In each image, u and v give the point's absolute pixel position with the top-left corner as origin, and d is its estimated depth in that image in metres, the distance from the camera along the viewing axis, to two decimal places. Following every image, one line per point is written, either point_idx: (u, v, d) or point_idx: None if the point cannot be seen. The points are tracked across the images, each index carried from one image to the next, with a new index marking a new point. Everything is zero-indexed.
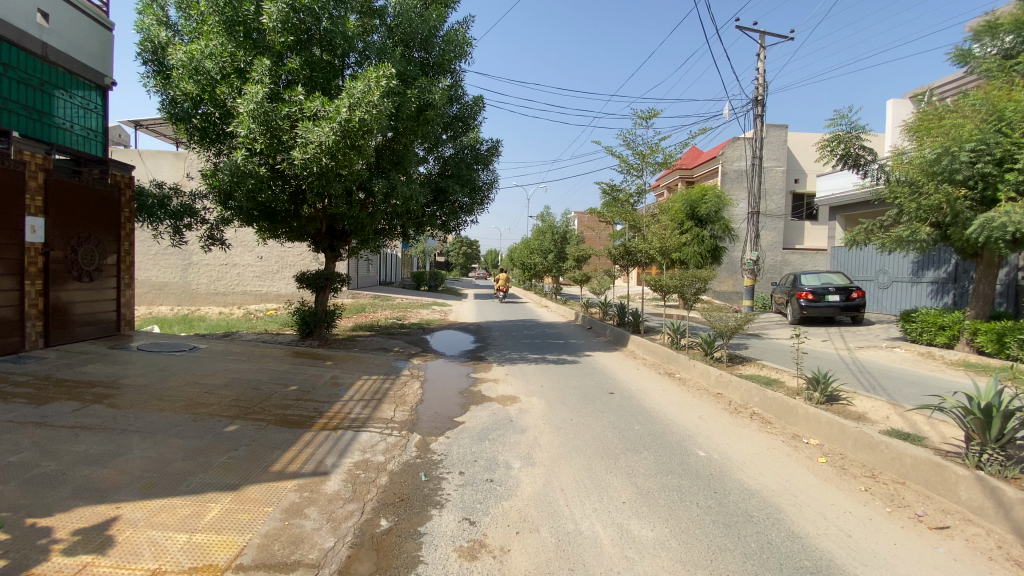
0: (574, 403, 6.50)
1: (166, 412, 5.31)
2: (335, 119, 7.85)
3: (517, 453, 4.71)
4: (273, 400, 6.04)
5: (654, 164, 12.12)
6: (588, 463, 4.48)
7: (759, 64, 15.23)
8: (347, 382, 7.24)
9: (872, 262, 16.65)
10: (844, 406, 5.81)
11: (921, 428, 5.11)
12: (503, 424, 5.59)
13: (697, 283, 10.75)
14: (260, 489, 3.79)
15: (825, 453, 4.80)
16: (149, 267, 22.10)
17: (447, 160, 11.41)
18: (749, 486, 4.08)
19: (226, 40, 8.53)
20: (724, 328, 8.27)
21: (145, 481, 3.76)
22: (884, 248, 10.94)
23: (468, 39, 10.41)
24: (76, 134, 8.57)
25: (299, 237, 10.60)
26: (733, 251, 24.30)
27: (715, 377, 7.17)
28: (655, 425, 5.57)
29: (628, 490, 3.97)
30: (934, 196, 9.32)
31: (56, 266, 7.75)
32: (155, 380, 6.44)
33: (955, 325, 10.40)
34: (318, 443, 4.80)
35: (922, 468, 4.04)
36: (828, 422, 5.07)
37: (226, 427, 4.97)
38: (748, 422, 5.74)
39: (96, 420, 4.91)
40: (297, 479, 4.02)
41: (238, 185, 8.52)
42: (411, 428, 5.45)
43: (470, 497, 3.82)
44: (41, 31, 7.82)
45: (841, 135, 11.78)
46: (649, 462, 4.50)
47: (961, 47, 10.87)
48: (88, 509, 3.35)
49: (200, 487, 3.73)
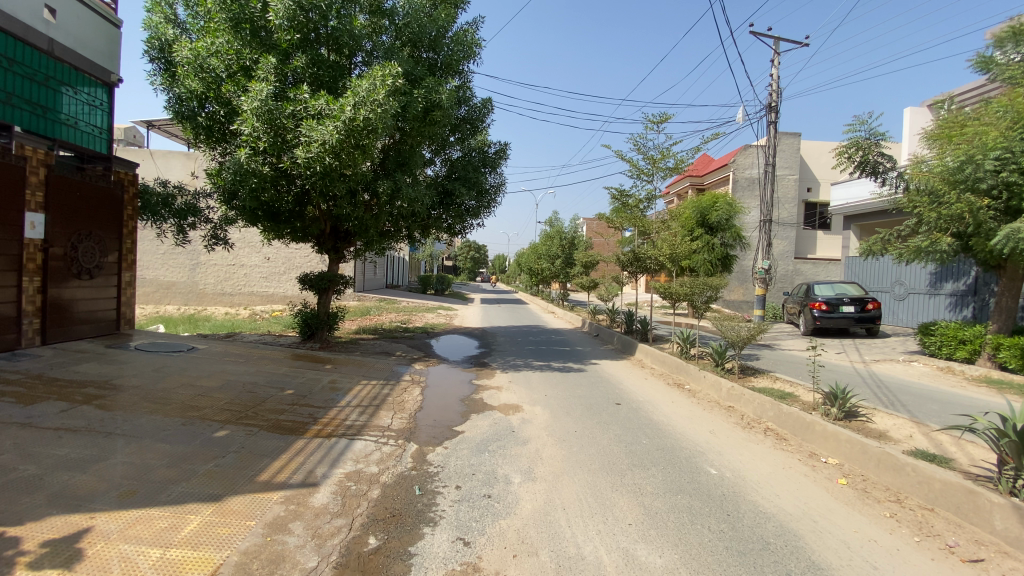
0: (579, 413, 6.25)
1: (156, 415, 5.12)
2: (340, 118, 7.69)
3: (518, 467, 4.48)
4: (268, 405, 5.84)
5: (665, 169, 11.87)
6: (592, 479, 4.25)
7: (774, 70, 14.98)
8: (346, 386, 7.03)
9: (887, 273, 16.30)
10: (864, 423, 5.56)
11: (948, 449, 4.85)
12: (504, 435, 5.37)
13: (708, 291, 10.42)
14: (243, 501, 3.57)
15: (845, 474, 4.53)
16: (157, 265, 22.13)
17: (454, 162, 11.27)
18: (764, 509, 3.82)
19: (233, 37, 8.42)
20: (736, 338, 7.98)
21: (124, 489, 3.56)
22: (903, 258, 10.69)
23: (477, 40, 10.25)
24: (80, 130, 8.47)
25: (303, 238, 10.44)
26: (745, 259, 23.84)
27: (727, 390, 6.88)
28: (664, 439, 5.30)
29: (636, 510, 3.73)
30: (956, 205, 9.03)
31: (55, 263, 7.63)
32: (148, 381, 6.25)
33: (976, 339, 10.06)
34: (310, 451, 4.59)
35: (952, 493, 3.79)
36: (848, 440, 4.80)
37: (215, 433, 4.77)
38: (762, 438, 5.46)
39: (82, 422, 4.73)
40: (284, 490, 3.80)
41: (241, 184, 8.40)
42: (408, 437, 5.23)
43: (466, 515, 3.59)
44: (47, 27, 7.77)
45: (861, 142, 11.40)
46: (657, 480, 4.24)
47: (984, 53, 10.57)
48: (61, 518, 3.16)
49: (181, 497, 3.52)
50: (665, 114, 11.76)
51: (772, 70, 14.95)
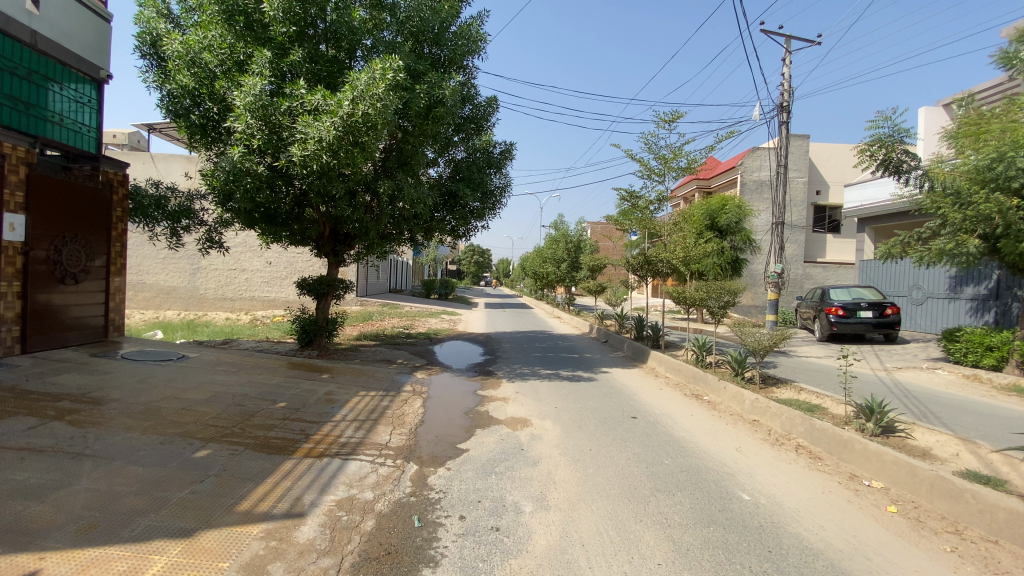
0: (593, 428, 5.79)
1: (133, 432, 4.70)
2: (337, 113, 7.30)
3: (528, 493, 4.02)
4: (256, 420, 5.41)
5: (677, 169, 11.43)
6: (612, 507, 3.80)
7: (785, 69, 14.56)
8: (342, 399, 6.59)
9: (904, 276, 15.79)
10: (904, 440, 5.11)
11: (1001, 470, 4.41)
12: (512, 454, 4.93)
13: (724, 296, 9.93)
14: (218, 536, 3.13)
15: (894, 500, 4.06)
16: (157, 270, 21.78)
17: (459, 163, 10.87)
18: (810, 544, 3.36)
19: (226, 31, 8.08)
20: (757, 346, 7.50)
21: (83, 523, 3.14)
22: (924, 261, 10.24)
23: (481, 34, 9.86)
24: (67, 128, 8.10)
25: (301, 241, 10.03)
26: (755, 263, 23.35)
27: (751, 403, 6.41)
28: (689, 459, 4.83)
29: (664, 546, 3.27)
30: (985, 205, 8.51)
31: (37, 267, 7.25)
32: (130, 394, 5.82)
33: (1004, 346, 9.56)
34: (299, 474, 4.15)
35: (1022, 525, 3.33)
36: (893, 462, 4.35)
37: (196, 453, 4.35)
38: (794, 456, 4.99)
39: (50, 441, 4.30)
40: (265, 522, 3.35)
41: (236, 184, 8.00)
42: (408, 456, 4.79)
43: (471, 553, 3.15)
44: (29, 18, 7.38)
45: (883, 139, 10.92)
46: (685, 508, 3.79)
47: (1006, 49, 10.12)
48: (3, 559, 2.74)
49: (146, 533, 3.09)
50: (676, 112, 11.32)
51: (783, 69, 14.53)
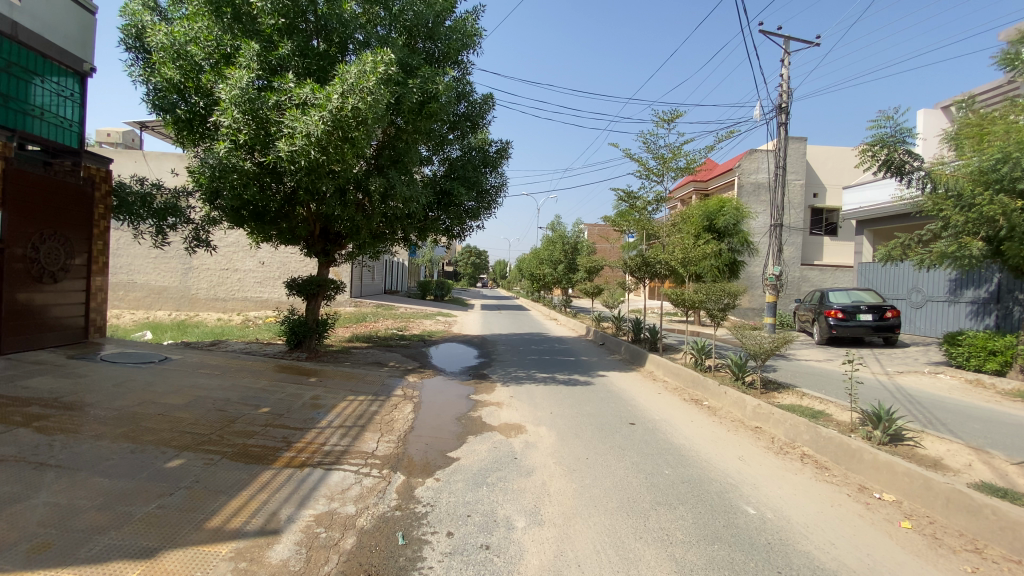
0: (590, 436, 5.55)
1: (104, 440, 4.43)
2: (325, 107, 7.05)
3: (521, 506, 3.79)
4: (236, 427, 5.15)
5: (676, 168, 11.24)
6: (611, 523, 3.56)
7: (784, 70, 14.37)
8: (329, 403, 6.34)
9: (904, 279, 15.62)
10: (913, 449, 4.90)
11: (1016, 482, 4.20)
12: (504, 463, 4.69)
13: (724, 298, 9.71)
14: (182, 557, 2.88)
15: (908, 515, 3.84)
16: (148, 269, 21.41)
17: (453, 161, 10.64)
18: (822, 564, 3.14)
19: (213, 23, 7.84)
20: (758, 349, 7.27)
21: (36, 542, 2.88)
22: (926, 264, 10.06)
23: (476, 29, 9.63)
24: (51, 123, 7.84)
25: (291, 240, 9.77)
26: (752, 265, 23.21)
27: (753, 409, 6.19)
28: (690, 469, 4.61)
29: (665, 567, 3.04)
30: (988, 207, 8.27)
31: (14, 266, 6.97)
32: (105, 398, 5.55)
33: (1007, 350, 9.36)
34: (277, 486, 3.90)
35: None
36: (906, 473, 4.13)
37: (168, 463, 4.09)
38: (800, 466, 4.77)
39: (12, 450, 4.03)
40: (236, 541, 3.10)
41: (222, 180, 7.75)
42: (394, 466, 4.54)
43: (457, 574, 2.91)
44: (11, 9, 7.11)
45: (885, 139, 10.75)
46: (687, 524, 3.56)
47: (1007, 50, 9.93)
48: None
49: (104, 553, 2.84)
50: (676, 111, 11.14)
51: (783, 70, 14.35)
